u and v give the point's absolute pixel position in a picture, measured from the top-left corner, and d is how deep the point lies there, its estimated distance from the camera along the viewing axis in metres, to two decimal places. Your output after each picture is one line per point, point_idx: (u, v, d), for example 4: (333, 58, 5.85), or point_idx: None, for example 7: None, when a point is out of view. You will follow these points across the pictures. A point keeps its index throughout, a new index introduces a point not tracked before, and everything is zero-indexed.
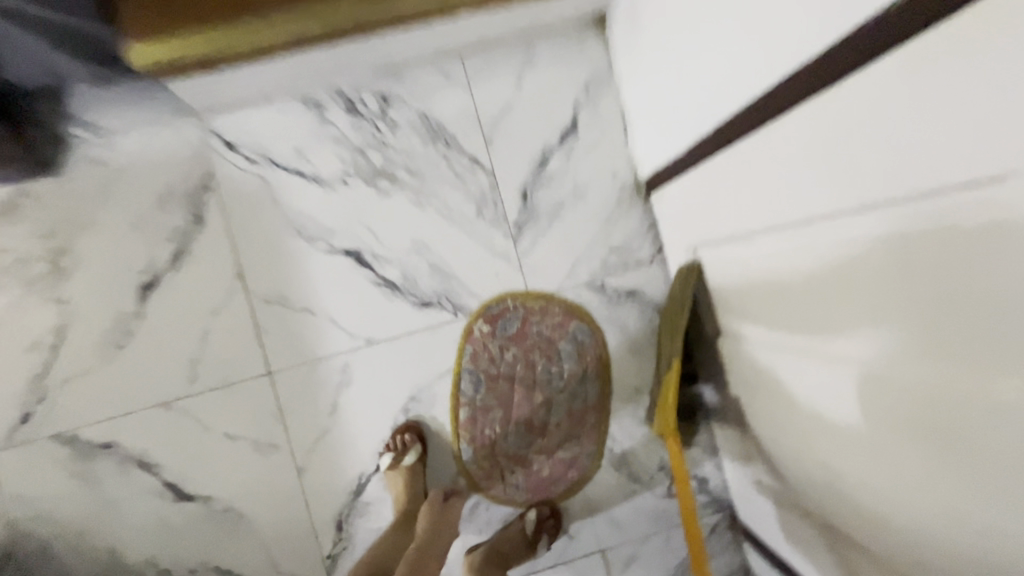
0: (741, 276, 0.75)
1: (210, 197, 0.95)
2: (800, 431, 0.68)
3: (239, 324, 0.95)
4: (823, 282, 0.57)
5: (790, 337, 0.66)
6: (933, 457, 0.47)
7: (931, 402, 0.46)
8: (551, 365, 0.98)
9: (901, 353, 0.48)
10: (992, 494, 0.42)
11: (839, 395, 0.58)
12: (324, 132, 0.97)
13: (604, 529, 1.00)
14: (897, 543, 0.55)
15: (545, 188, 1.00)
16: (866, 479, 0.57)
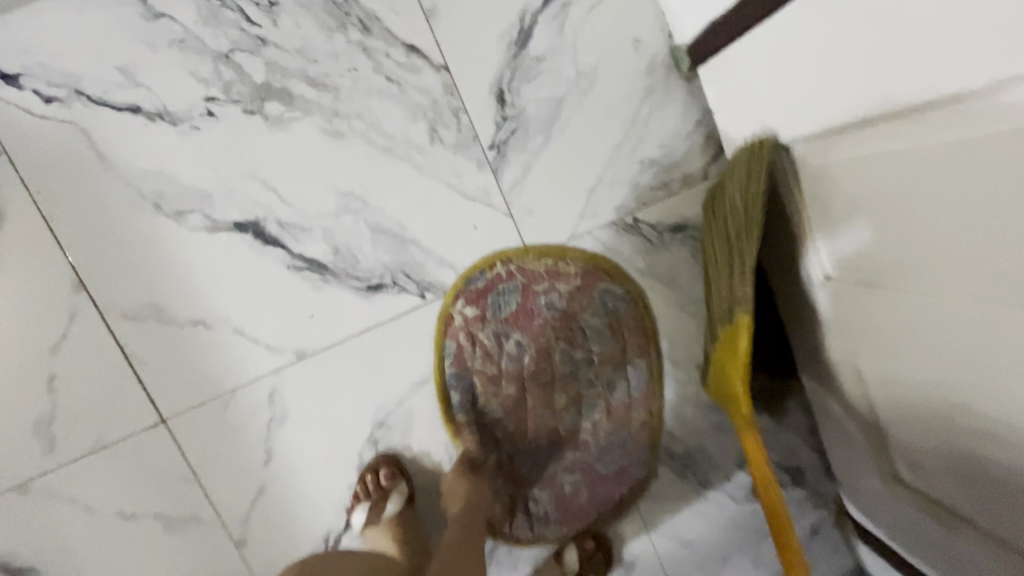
0: (879, 172, 0.43)
1: (1, 168, 0.59)
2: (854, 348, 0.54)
3: (99, 357, 0.63)
4: (905, 164, 0.40)
5: (872, 227, 0.46)
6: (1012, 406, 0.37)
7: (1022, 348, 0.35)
8: (574, 351, 0.67)
9: (1000, 278, 0.35)
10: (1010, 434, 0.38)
11: (904, 308, 0.45)
12: (160, 35, 0.59)
13: (669, 552, 0.74)
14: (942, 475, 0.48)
15: (531, 81, 0.64)
16: (922, 404, 0.47)
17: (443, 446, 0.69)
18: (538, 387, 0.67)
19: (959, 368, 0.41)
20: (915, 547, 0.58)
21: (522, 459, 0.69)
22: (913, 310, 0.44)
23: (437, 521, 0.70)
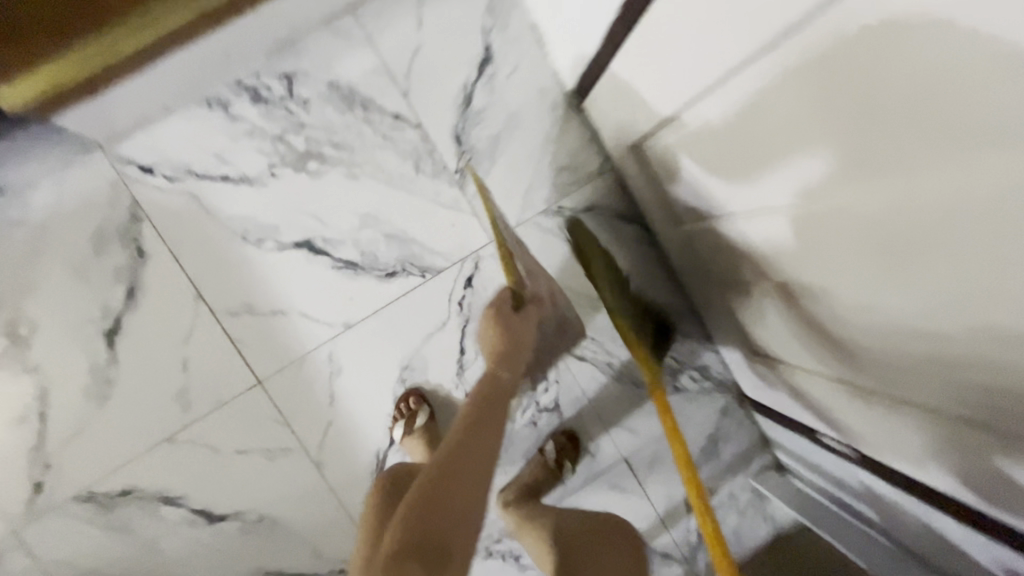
0: (814, 128, 0.46)
1: (144, 227, 0.92)
2: (813, 270, 0.58)
3: (214, 343, 0.94)
4: (862, 119, 0.41)
5: (827, 169, 0.47)
6: (962, 334, 0.43)
7: (985, 295, 0.38)
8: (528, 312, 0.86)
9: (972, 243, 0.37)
10: (967, 356, 0.44)
11: (870, 241, 0.47)
12: (237, 130, 0.92)
13: (622, 439, 1.03)
14: (908, 388, 0.55)
15: (476, 126, 0.97)
16: (877, 324, 0.53)
17: (451, 379, 0.99)
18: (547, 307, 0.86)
19: (902, 244, 0.44)
20: (867, 410, 0.65)
21: (538, 335, 0.88)
22: (878, 244, 0.46)
23: None
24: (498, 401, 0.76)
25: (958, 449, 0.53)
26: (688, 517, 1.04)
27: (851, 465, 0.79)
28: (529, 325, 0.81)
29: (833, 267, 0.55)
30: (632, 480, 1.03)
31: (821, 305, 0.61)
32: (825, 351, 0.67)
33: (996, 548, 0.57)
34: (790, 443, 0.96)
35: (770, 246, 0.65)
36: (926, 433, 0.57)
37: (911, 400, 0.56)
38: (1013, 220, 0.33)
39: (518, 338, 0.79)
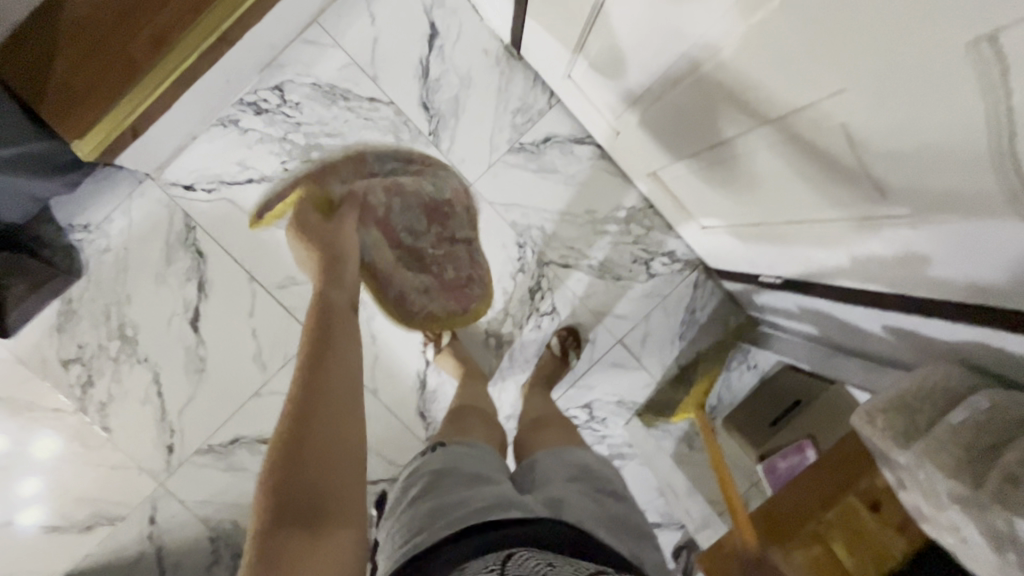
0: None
1: (197, 233, 1.15)
2: (708, 101, 0.72)
3: (272, 312, 1.18)
4: None
5: (706, 6, 0.59)
6: (795, 134, 0.61)
7: (804, 101, 0.56)
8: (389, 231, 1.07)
9: (799, 67, 0.53)
10: (801, 151, 0.62)
11: (739, 69, 0.62)
12: (250, 139, 1.14)
13: (614, 325, 1.23)
14: (777, 191, 0.74)
15: (437, 91, 1.15)
16: (794, 127, 0.60)
17: None
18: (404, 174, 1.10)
19: (829, 22, 0.46)
20: (818, 225, 0.72)
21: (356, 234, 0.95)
22: (744, 70, 0.61)
23: (476, 348, 1.21)
24: (343, 314, 0.79)
25: (815, 231, 0.74)
26: (684, 378, 1.24)
27: (784, 293, 0.95)
28: (336, 228, 0.92)
29: (766, 72, 0.58)
30: (630, 357, 1.23)
31: (750, 119, 0.67)
32: (789, 177, 0.69)
33: (875, 308, 0.74)
34: (749, 296, 1.13)
35: (709, 78, 0.69)
36: (798, 225, 0.76)
37: (780, 198, 0.75)
38: (816, 52, 0.50)
39: (330, 245, 0.90)
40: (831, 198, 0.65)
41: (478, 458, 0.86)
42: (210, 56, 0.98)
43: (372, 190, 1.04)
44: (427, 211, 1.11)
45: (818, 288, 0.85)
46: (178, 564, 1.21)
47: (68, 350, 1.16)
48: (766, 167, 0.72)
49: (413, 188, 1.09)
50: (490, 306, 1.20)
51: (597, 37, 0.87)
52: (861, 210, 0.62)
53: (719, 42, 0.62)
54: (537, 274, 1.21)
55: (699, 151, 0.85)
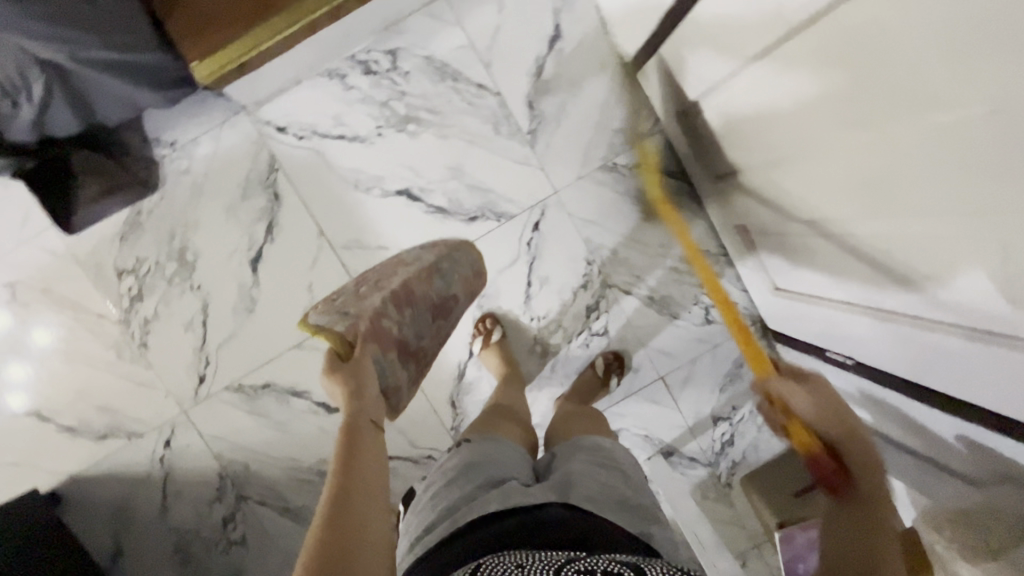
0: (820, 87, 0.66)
1: (279, 177, 1.15)
2: (799, 175, 0.80)
3: (333, 271, 1.18)
4: (844, 87, 0.62)
5: (820, 102, 0.67)
6: (870, 226, 0.70)
7: (886, 205, 0.65)
8: (399, 326, 0.88)
9: (889, 181, 0.63)
10: (872, 241, 0.72)
11: (831, 163, 0.71)
12: (352, 97, 1.13)
13: (659, 361, 1.23)
14: (841, 266, 0.83)
15: (546, 93, 1.15)
16: (873, 223, 0.69)
17: (518, 306, 1.20)
18: (414, 278, 0.96)
19: (925, 160, 0.56)
20: (890, 326, 0.77)
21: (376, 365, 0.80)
22: (836, 164, 0.70)
23: (520, 352, 1.21)
24: (369, 434, 0.70)
25: (864, 311, 0.82)
26: (715, 428, 1.24)
27: (850, 374, 0.96)
28: (366, 362, 0.78)
29: (876, 195, 0.66)
30: (667, 395, 1.24)
31: (833, 203, 0.75)
32: (868, 260, 0.75)
33: (953, 417, 0.75)
34: (802, 366, 1.14)
35: (808, 168, 0.77)
36: (851, 300, 0.85)
37: (841, 271, 0.83)
38: (907, 178, 0.59)
39: (355, 377, 0.75)
40: (889, 286, 0.74)
41: (509, 456, 0.87)
42: (332, 15, 0.98)
43: (384, 311, 0.87)
44: (432, 309, 0.97)
45: (894, 381, 0.85)
46: (182, 492, 1.22)
47: (126, 261, 1.16)
48: (861, 265, 0.77)
49: (423, 292, 0.95)
50: (545, 314, 1.20)
51: (726, 89, 0.87)
52: (917, 306, 0.71)
53: (831, 162, 0.71)
54: (597, 294, 1.20)
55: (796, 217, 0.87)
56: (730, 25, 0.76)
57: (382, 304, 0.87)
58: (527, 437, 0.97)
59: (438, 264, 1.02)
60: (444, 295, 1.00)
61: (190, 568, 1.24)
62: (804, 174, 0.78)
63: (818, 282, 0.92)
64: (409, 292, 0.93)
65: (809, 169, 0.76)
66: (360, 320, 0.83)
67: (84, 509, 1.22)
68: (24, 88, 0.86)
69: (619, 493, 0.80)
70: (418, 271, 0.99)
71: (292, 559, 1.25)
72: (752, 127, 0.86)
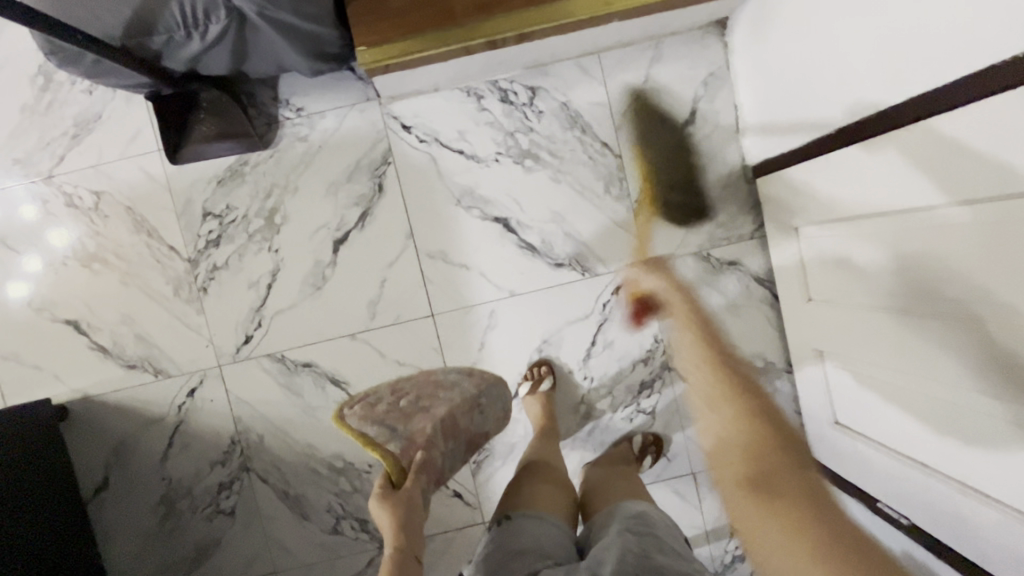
0: (920, 241, 0.74)
1: (389, 169, 1.16)
2: (867, 305, 0.88)
3: (410, 274, 1.17)
4: (944, 251, 0.70)
5: (917, 254, 0.75)
6: (924, 371, 0.78)
7: (947, 359, 0.73)
8: (443, 458, 0.95)
9: (960, 342, 0.71)
10: (920, 384, 0.80)
11: (907, 306, 0.79)
12: (482, 118, 1.16)
13: (696, 456, 1.21)
14: (884, 398, 0.90)
15: (664, 170, 1.17)
16: (929, 370, 0.77)
17: (576, 362, 1.19)
18: (458, 408, 1.01)
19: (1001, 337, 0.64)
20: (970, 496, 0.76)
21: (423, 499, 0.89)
22: (912, 310, 0.78)
23: (564, 406, 1.20)
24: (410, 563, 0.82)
25: (904, 446, 0.88)
26: (731, 538, 1.21)
27: (897, 531, 0.95)
28: (415, 497, 0.88)
29: (1006, 370, 0.64)
30: (693, 492, 1.22)
31: (894, 339, 0.83)
32: (921, 403, 0.82)
33: None
34: None
35: (879, 301, 0.85)
36: (890, 433, 0.91)
37: (883, 403, 0.91)
38: (979, 347, 0.68)
39: (409, 508, 0.86)
40: (931, 431, 0.81)
41: (551, 538, 0.82)
42: (489, 45, 0.99)
43: (434, 442, 0.94)
44: (468, 441, 1.03)
45: (944, 553, 0.84)
46: (189, 445, 1.19)
47: (216, 204, 1.16)
48: (945, 427, 0.78)
49: (466, 426, 1.01)
50: (599, 376, 1.19)
51: (847, 228, 0.89)
52: (963, 462, 0.76)
53: (961, 328, 0.70)
54: (655, 372, 1.19)
55: (864, 352, 0.91)
56: (880, 174, 0.79)
57: (433, 433, 0.95)
58: (564, 500, 0.94)
59: (479, 400, 1.07)
60: (479, 430, 1.04)
61: (170, 525, 1.19)
62: (920, 334, 0.78)
63: (882, 429, 0.93)
64: (455, 426, 0.98)
65: (931, 330, 0.75)
66: (414, 447, 0.92)
67: (86, 433, 1.19)
68: (203, 24, 0.88)
69: (654, 558, 0.73)
70: (461, 402, 1.04)
71: (274, 545, 1.20)
72: (861, 272, 0.88)
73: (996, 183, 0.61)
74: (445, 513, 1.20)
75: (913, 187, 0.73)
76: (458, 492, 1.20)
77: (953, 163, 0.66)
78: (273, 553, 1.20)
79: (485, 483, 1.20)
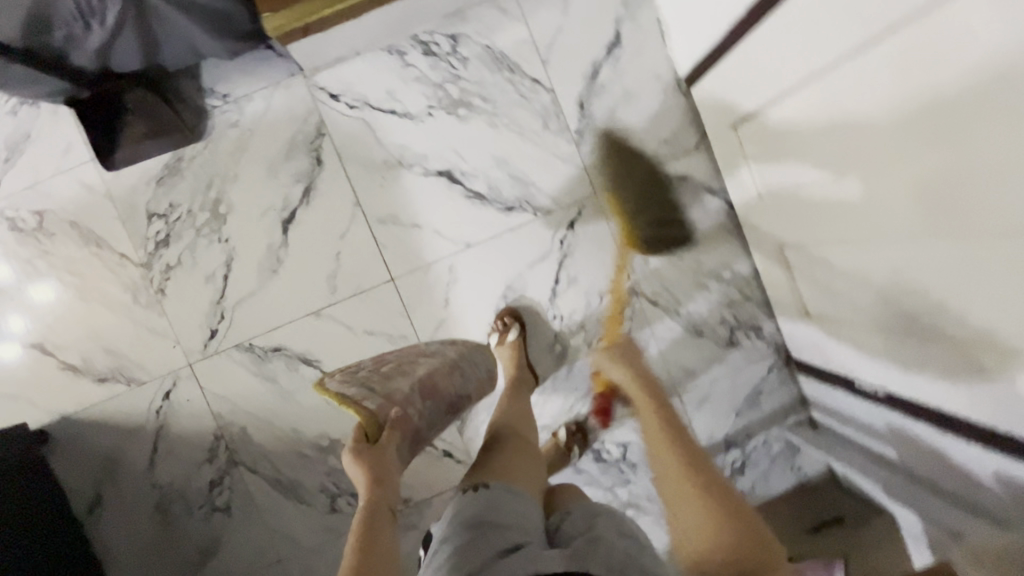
0: (832, 102, 0.72)
1: (325, 142, 1.15)
2: (804, 184, 0.87)
3: (363, 242, 1.17)
4: (855, 110, 0.68)
5: (832, 115, 0.73)
6: (861, 237, 0.78)
7: (878, 221, 0.73)
8: (424, 418, 0.93)
9: (884, 204, 0.70)
10: (860, 249, 0.79)
11: (834, 175, 0.78)
12: (408, 75, 1.15)
13: (678, 377, 1.20)
14: (832, 274, 0.89)
15: (598, 97, 1.16)
16: (866, 235, 0.77)
17: (543, 303, 1.19)
18: (438, 371, 0.99)
19: (924, 189, 0.63)
20: (929, 349, 0.75)
21: (398, 457, 0.86)
22: (838, 177, 0.77)
23: (538, 349, 1.19)
24: (383, 523, 0.76)
25: (859, 319, 0.87)
26: (727, 453, 1.21)
27: (879, 406, 0.94)
28: (390, 453, 0.84)
29: (950, 261, 0.64)
30: (682, 414, 1.21)
31: (830, 211, 0.82)
32: (865, 271, 0.80)
33: (1001, 452, 0.71)
34: (826, 400, 1.11)
35: (811, 174, 0.84)
36: (846, 309, 0.90)
37: (832, 279, 0.90)
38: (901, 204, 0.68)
39: (384, 466, 0.82)
40: (877, 300, 0.81)
41: (529, 518, 0.80)
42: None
43: (412, 399, 0.92)
44: (449, 402, 1.00)
45: (923, 414, 0.83)
46: (174, 449, 1.18)
47: (158, 205, 1.15)
48: (888, 290, 0.77)
49: (447, 389, 0.98)
50: (568, 314, 1.19)
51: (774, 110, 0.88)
52: (907, 319, 0.76)
53: (896, 228, 0.70)
54: (624, 301, 1.19)
55: (814, 234, 0.90)
56: (785, 47, 0.77)
57: (410, 393, 0.92)
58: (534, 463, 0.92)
59: (459, 364, 1.04)
60: (462, 391, 1.02)
61: (169, 531, 1.19)
62: (864, 232, 0.77)
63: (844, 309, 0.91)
64: (434, 386, 0.96)
65: (870, 225, 0.75)
66: (391, 404, 0.89)
67: (70, 453, 1.18)
68: (99, 11, 0.87)
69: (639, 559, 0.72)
70: (441, 366, 1.02)
71: (275, 534, 1.20)
72: (790, 154, 0.88)
73: (933, 88, 0.57)
74: (438, 474, 1.20)
75: (815, 47, 0.71)
76: (447, 451, 1.19)
77: (874, 49, 0.62)
78: (275, 543, 1.20)
79: (473, 438, 1.19)
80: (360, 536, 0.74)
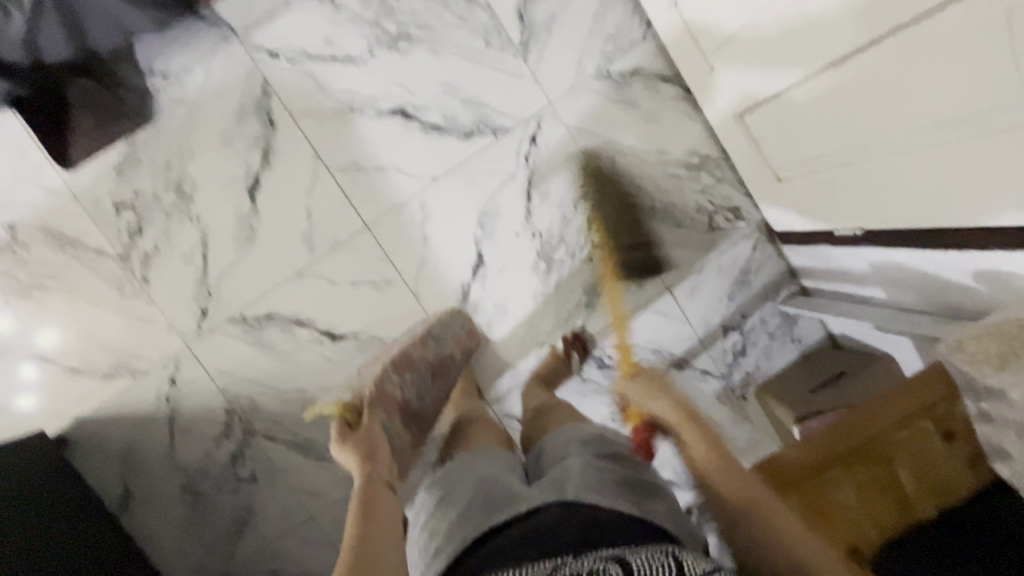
0: None
1: (273, 101, 1.14)
2: (744, 34, 0.85)
3: (331, 195, 1.17)
4: None
5: None
6: (804, 67, 0.77)
7: (816, 44, 0.73)
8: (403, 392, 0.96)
9: (821, 22, 0.70)
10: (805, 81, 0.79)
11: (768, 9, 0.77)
12: (341, 17, 1.12)
13: (665, 272, 1.21)
14: (785, 121, 0.89)
15: (535, 4, 1.13)
16: (810, 63, 0.76)
17: (519, 222, 1.19)
18: (410, 345, 1.03)
19: None
20: (888, 168, 0.76)
21: (385, 433, 0.88)
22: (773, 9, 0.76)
23: (522, 268, 1.20)
24: (381, 490, 0.74)
25: (819, 159, 0.88)
26: (725, 337, 1.23)
27: (860, 248, 0.94)
28: (373, 426, 0.86)
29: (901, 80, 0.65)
30: (676, 307, 1.22)
31: (771, 51, 0.82)
32: (817, 103, 0.80)
33: (974, 252, 0.73)
34: (813, 263, 1.12)
35: (748, 20, 0.82)
36: (806, 154, 0.90)
37: (786, 126, 0.90)
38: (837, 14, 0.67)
39: (372, 441, 0.83)
40: (829, 132, 0.81)
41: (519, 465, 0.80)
42: None
43: (386, 377, 0.96)
44: (432, 373, 1.03)
45: (901, 239, 0.84)
46: (189, 430, 1.21)
47: (123, 195, 1.15)
48: (840, 117, 0.78)
49: (422, 358, 1.02)
50: (546, 228, 1.19)
51: None
52: (865, 140, 0.76)
53: (835, 45, 0.70)
54: (598, 207, 1.19)
55: (764, 87, 0.89)
56: None
57: (382, 371, 0.97)
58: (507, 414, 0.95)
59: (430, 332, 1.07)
60: (440, 357, 1.04)
61: (201, 508, 1.23)
62: (811, 61, 0.76)
63: (806, 156, 0.91)
64: (408, 357, 1.00)
65: (814, 53, 0.74)
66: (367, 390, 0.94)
67: (91, 452, 1.21)
68: None
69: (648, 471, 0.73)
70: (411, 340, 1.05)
71: (304, 493, 1.24)
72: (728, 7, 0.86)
73: None
74: None
75: None
76: None
77: None
78: (304, 500, 1.24)
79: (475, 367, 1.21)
80: (361, 501, 0.72)
